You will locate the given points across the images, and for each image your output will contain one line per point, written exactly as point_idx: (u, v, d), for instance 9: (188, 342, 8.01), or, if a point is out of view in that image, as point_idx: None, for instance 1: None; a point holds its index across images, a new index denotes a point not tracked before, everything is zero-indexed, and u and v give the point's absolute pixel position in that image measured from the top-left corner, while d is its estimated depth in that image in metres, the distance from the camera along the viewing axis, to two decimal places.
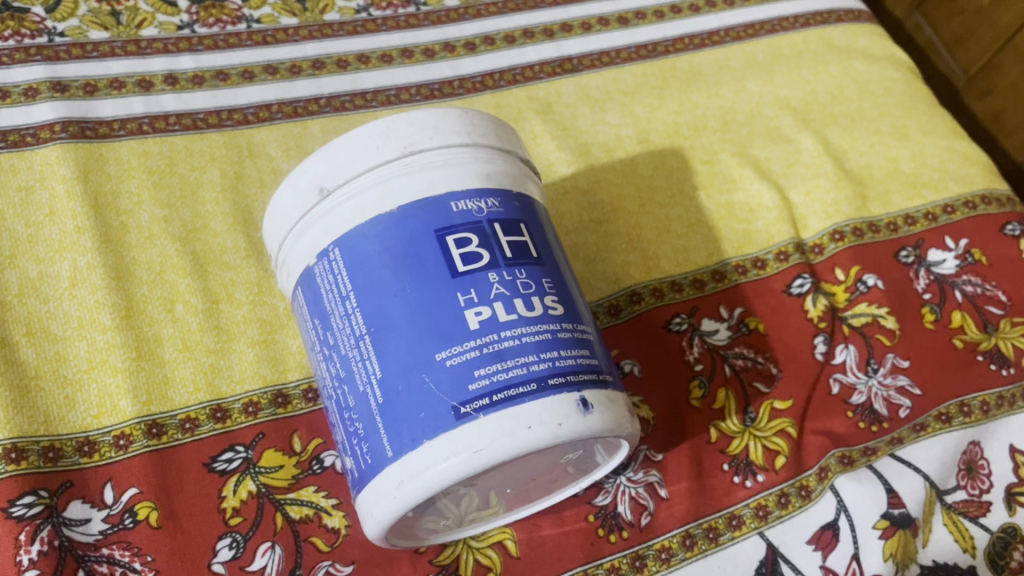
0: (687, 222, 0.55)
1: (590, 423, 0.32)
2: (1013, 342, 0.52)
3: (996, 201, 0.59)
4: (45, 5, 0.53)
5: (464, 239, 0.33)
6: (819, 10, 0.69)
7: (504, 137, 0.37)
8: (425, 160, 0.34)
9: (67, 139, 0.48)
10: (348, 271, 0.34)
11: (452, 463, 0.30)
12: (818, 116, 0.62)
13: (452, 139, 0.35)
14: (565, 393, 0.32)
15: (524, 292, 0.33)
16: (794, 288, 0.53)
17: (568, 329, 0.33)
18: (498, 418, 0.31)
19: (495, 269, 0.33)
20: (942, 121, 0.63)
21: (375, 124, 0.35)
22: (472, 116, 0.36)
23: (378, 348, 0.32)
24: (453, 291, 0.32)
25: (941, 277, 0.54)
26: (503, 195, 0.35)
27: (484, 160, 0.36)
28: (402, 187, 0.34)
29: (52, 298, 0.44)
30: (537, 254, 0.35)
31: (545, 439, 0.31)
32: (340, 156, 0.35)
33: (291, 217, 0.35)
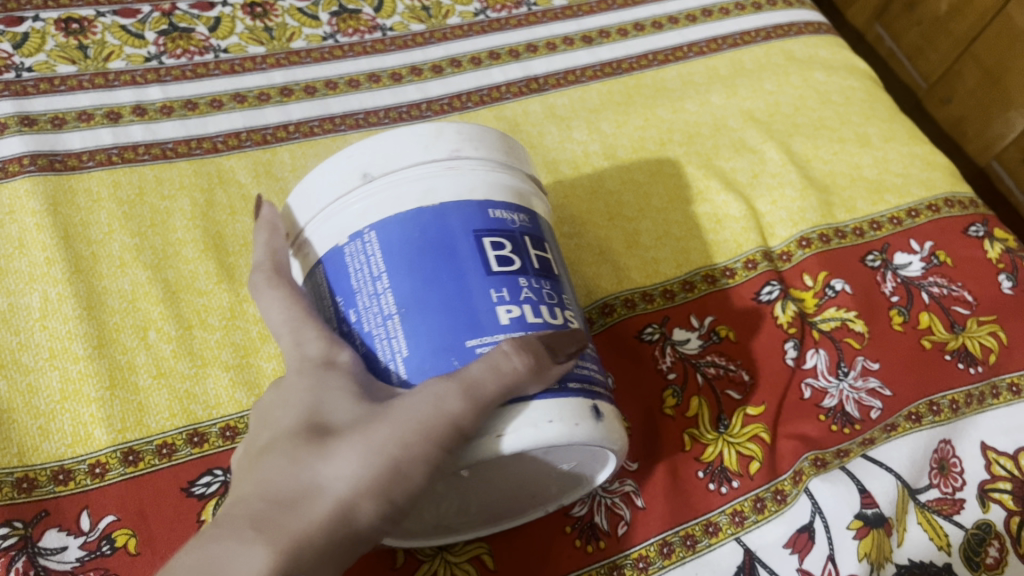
0: (656, 235, 0.56)
1: (600, 431, 0.33)
2: (980, 340, 0.53)
3: (959, 203, 0.60)
4: (13, 42, 0.54)
5: (500, 243, 0.34)
6: (779, 24, 0.70)
7: (529, 165, 0.39)
8: (469, 166, 0.35)
9: (36, 172, 0.49)
10: (381, 256, 0.33)
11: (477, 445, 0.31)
12: (782, 127, 0.63)
13: (492, 155, 0.36)
14: (581, 398, 0.33)
15: (548, 300, 0.34)
16: (762, 296, 0.54)
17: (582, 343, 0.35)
18: (520, 410, 0.31)
19: (525, 275, 0.34)
20: (902, 128, 0.65)
21: (426, 126, 0.36)
22: (511, 142, 0.38)
23: (409, 327, 0.32)
24: (489, 286, 0.33)
25: (907, 279, 0.55)
26: (529, 215, 0.36)
27: (516, 179, 0.37)
28: (445, 188, 0.34)
29: (23, 329, 0.44)
30: (556, 271, 0.36)
31: (563, 435, 0.32)
32: (387, 148, 0.35)
33: (326, 195, 0.35)
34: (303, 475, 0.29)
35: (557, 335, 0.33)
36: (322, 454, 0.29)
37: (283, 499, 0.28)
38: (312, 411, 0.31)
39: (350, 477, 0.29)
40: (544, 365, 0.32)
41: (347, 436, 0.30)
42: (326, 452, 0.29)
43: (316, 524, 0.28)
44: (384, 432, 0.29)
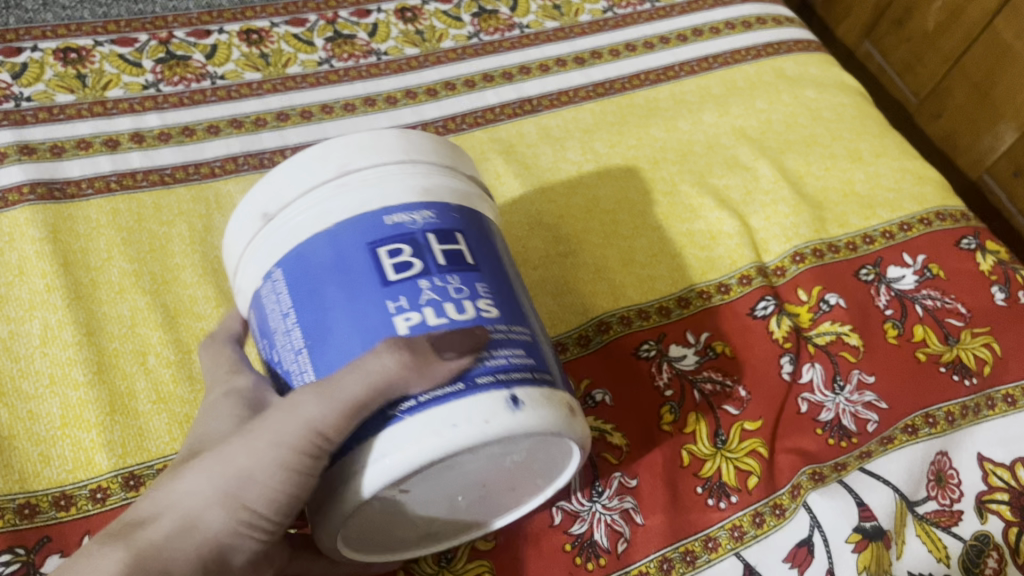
0: (651, 252, 0.57)
1: (520, 420, 0.31)
2: (974, 352, 0.53)
3: (951, 216, 0.61)
4: (12, 72, 0.54)
5: (397, 249, 0.33)
6: (769, 42, 0.71)
7: (444, 152, 0.37)
8: (360, 177, 0.34)
9: (36, 200, 0.49)
10: (286, 287, 0.33)
11: (383, 464, 0.30)
12: (774, 143, 0.64)
13: (388, 157, 0.35)
14: (494, 392, 0.31)
15: (456, 296, 0.32)
16: (758, 311, 0.54)
17: (503, 330, 0.33)
18: (421, 419, 0.30)
19: (427, 276, 0.32)
20: (893, 143, 0.66)
21: (312, 148, 0.35)
22: (410, 135, 0.36)
23: (317, 360, 0.32)
24: (384, 300, 0.32)
25: (902, 292, 0.56)
26: (440, 208, 0.35)
27: (423, 173, 0.35)
28: (336, 203, 0.33)
29: (23, 356, 0.44)
30: (474, 260, 0.34)
31: (472, 437, 0.30)
32: (282, 181, 0.35)
33: (244, 242, 0.35)
34: (161, 496, 0.32)
35: (449, 334, 0.31)
36: (179, 476, 0.33)
37: (141, 518, 0.32)
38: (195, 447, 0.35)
39: (200, 493, 0.32)
40: (426, 362, 0.30)
41: (203, 456, 0.33)
42: (181, 474, 0.33)
43: (160, 536, 0.31)
44: (230, 447, 0.32)
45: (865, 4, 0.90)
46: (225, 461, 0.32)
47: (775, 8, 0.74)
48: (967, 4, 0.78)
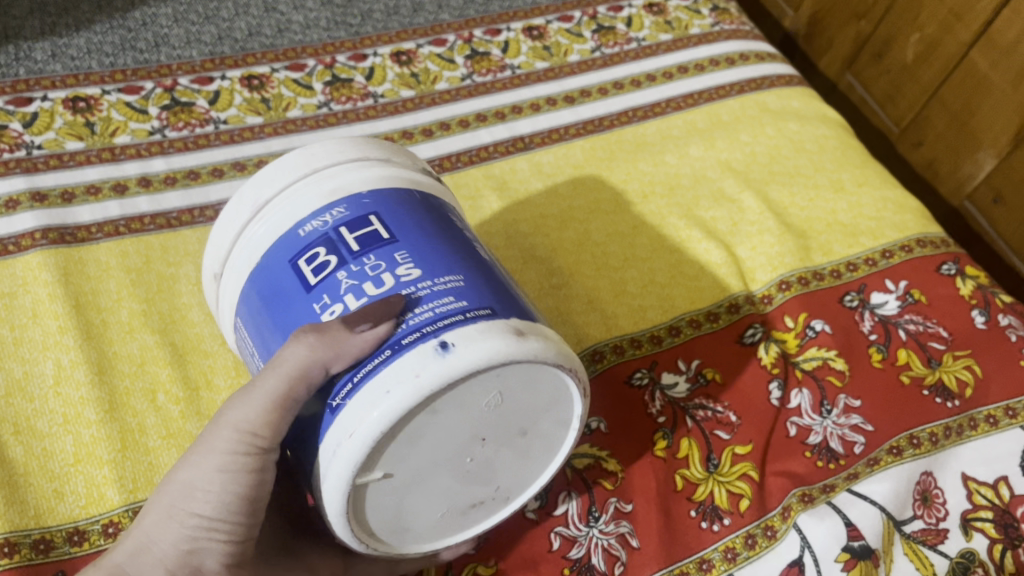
0: (642, 283, 0.58)
1: (450, 363, 0.32)
2: (956, 374, 0.55)
3: (930, 243, 0.63)
4: (23, 121, 0.56)
5: (313, 254, 0.35)
6: (753, 77, 0.73)
7: (348, 150, 0.40)
8: (272, 206, 0.38)
9: (48, 245, 0.51)
10: (246, 327, 0.38)
11: (340, 450, 0.32)
12: (758, 176, 0.66)
13: (291, 177, 0.38)
14: (422, 345, 0.32)
15: (373, 274, 0.34)
16: (747, 339, 0.56)
17: (424, 287, 0.34)
18: (360, 398, 0.32)
19: (344, 266, 0.35)
20: (874, 173, 0.68)
21: (231, 204, 0.40)
22: (311, 150, 0.40)
23: None
24: (311, 305, 0.35)
25: (885, 318, 0.58)
26: (351, 199, 0.37)
27: (328, 174, 0.38)
28: (259, 237, 0.37)
29: (37, 396, 0.46)
30: (390, 233, 0.36)
31: (409, 397, 0.31)
32: (217, 242, 0.40)
33: (216, 304, 0.41)
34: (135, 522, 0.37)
35: (361, 309, 0.33)
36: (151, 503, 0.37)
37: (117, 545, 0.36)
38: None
39: (154, 510, 0.35)
40: (337, 338, 0.32)
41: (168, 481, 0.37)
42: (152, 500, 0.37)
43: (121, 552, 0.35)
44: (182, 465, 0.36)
45: (846, 37, 0.92)
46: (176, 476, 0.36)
47: (757, 44, 0.77)
48: (943, 36, 0.80)
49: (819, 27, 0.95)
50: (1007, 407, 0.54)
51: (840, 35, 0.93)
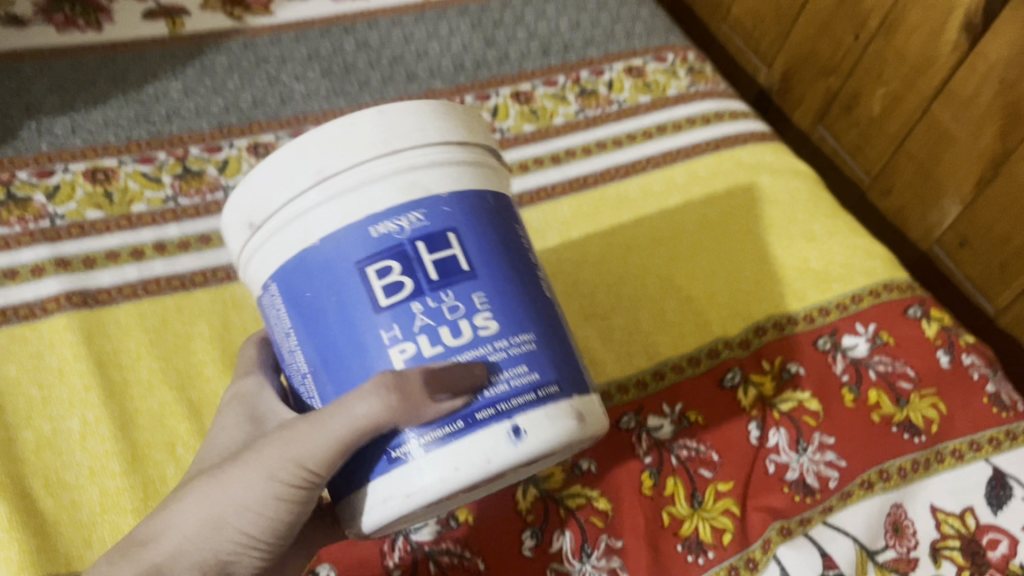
0: (627, 331, 0.63)
1: (521, 451, 0.32)
2: (923, 412, 0.59)
3: (898, 287, 0.67)
4: (46, 192, 0.60)
5: (386, 267, 0.33)
6: (728, 134, 0.78)
7: (431, 129, 0.35)
8: (341, 183, 0.33)
9: (72, 308, 0.55)
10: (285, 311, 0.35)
11: (390, 504, 0.33)
12: (735, 227, 0.70)
13: (365, 154, 0.33)
14: (495, 426, 0.32)
15: (451, 317, 0.33)
16: (726, 382, 0.60)
17: (503, 348, 0.33)
18: (425, 463, 0.32)
19: (419, 297, 0.33)
20: (844, 223, 0.72)
21: (286, 150, 0.34)
22: (390, 116, 0.34)
23: (321, 386, 0.35)
24: (378, 328, 0.33)
25: (856, 359, 0.62)
26: (431, 204, 0.34)
27: (409, 163, 0.34)
28: (318, 216, 0.33)
29: (65, 451, 0.49)
30: (470, 266, 0.33)
31: (473, 476, 0.32)
32: (253, 190, 0.35)
33: (234, 252, 0.36)
34: (167, 512, 0.38)
35: (441, 372, 0.32)
36: (183, 496, 0.38)
37: (148, 536, 0.38)
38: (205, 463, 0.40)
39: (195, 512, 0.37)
40: (417, 404, 0.31)
41: (205, 477, 0.38)
42: (185, 493, 0.38)
43: (163, 555, 0.37)
44: (229, 475, 0.37)
45: (817, 92, 0.97)
46: (223, 489, 0.37)
47: (732, 103, 0.81)
48: (906, 92, 0.85)
49: (792, 82, 1.01)
50: (971, 441, 0.58)
51: (812, 90, 0.98)
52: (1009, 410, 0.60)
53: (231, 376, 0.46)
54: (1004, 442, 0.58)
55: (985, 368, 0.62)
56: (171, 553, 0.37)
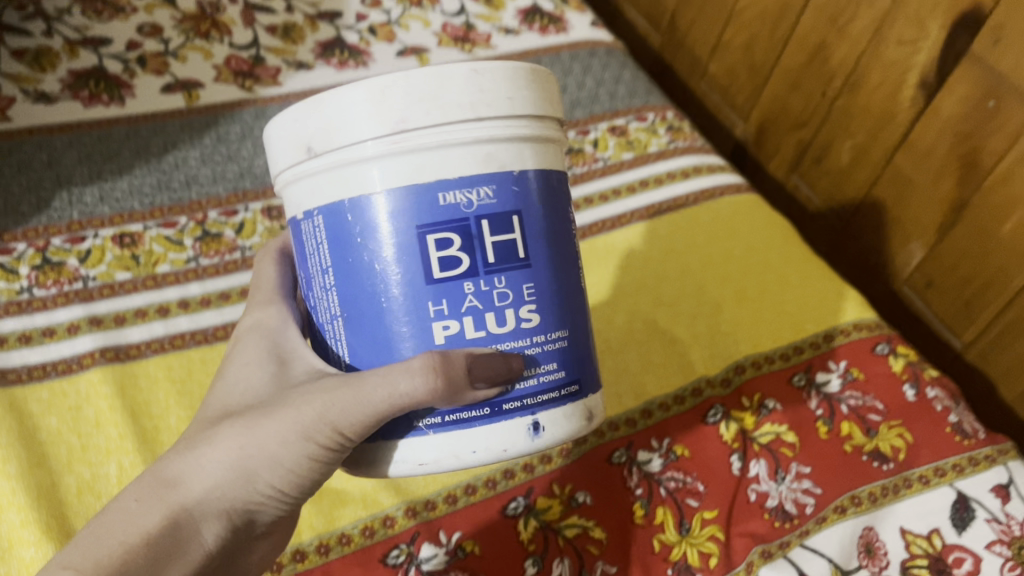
0: (617, 371, 0.68)
1: (533, 445, 0.38)
2: (890, 442, 0.64)
3: (867, 326, 0.72)
4: (79, 256, 0.65)
5: (446, 239, 0.36)
6: (706, 186, 0.84)
7: (517, 99, 0.36)
8: (418, 139, 0.35)
9: (105, 362, 0.60)
10: (330, 244, 0.37)
11: (405, 466, 0.38)
12: (715, 273, 0.76)
13: (453, 116, 0.35)
14: (519, 419, 0.37)
15: (499, 305, 0.37)
16: (709, 418, 0.65)
17: (537, 343, 0.38)
18: (447, 440, 0.37)
19: (473, 278, 0.36)
20: (816, 266, 0.78)
21: (373, 88, 0.35)
22: (482, 80, 0.36)
23: (354, 334, 0.38)
24: (427, 298, 0.36)
25: (828, 395, 0.67)
26: (500, 180, 0.36)
27: (490, 133, 0.36)
28: (387, 170, 0.35)
29: (104, 493, 0.54)
30: (524, 255, 0.37)
31: (486, 460, 0.37)
32: (321, 116, 0.36)
33: (285, 159, 0.38)
34: (196, 455, 0.40)
35: (485, 365, 0.35)
36: (213, 441, 0.40)
37: (173, 475, 0.40)
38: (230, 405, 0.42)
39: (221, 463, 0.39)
40: (459, 391, 0.35)
41: (236, 424, 0.40)
42: (215, 438, 0.40)
43: (191, 499, 0.39)
44: (263, 429, 0.39)
45: (789, 143, 1.04)
46: (257, 441, 0.39)
47: (709, 157, 0.88)
48: (871, 143, 0.91)
49: (766, 134, 1.07)
50: (936, 468, 0.62)
51: (784, 142, 1.05)
52: (971, 437, 0.64)
53: (252, 305, 0.49)
54: (967, 467, 0.63)
55: (948, 400, 0.67)
56: (202, 496, 0.39)
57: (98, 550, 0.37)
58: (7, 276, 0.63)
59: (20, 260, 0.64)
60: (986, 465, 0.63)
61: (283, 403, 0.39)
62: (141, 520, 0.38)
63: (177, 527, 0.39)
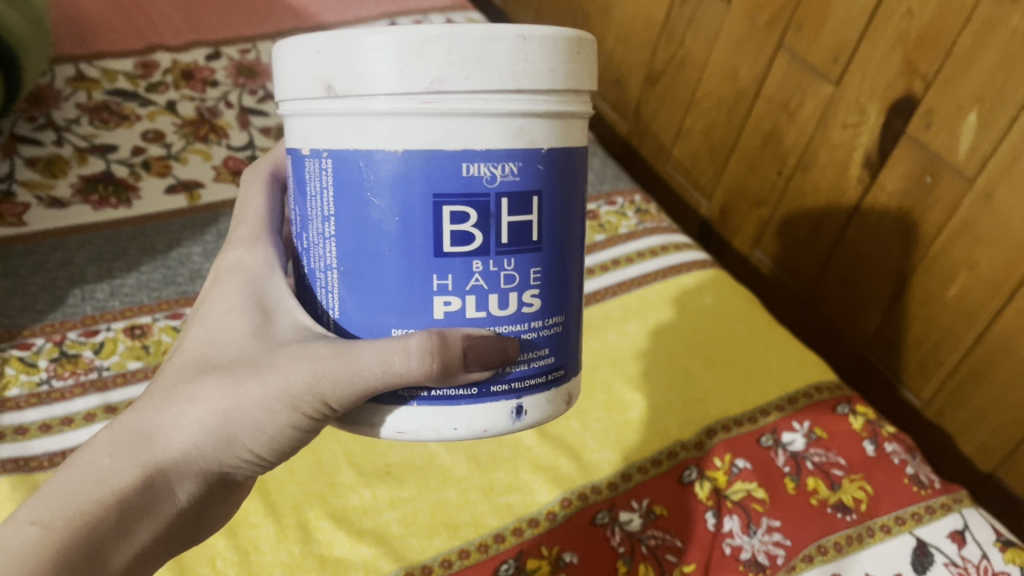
0: (598, 438, 0.73)
1: (511, 427, 0.42)
2: (853, 494, 0.68)
3: (828, 388, 0.78)
4: (93, 348, 0.70)
5: (464, 214, 0.37)
6: (673, 263, 0.90)
7: (558, 72, 0.37)
8: (449, 101, 0.35)
9: None
10: (335, 189, 0.39)
11: (386, 431, 0.42)
12: (684, 344, 0.82)
13: (492, 85, 0.36)
14: (502, 403, 0.41)
15: (504, 287, 0.40)
16: (685, 479, 0.70)
17: (531, 328, 0.41)
18: (433, 415, 0.40)
19: (483, 257, 0.38)
20: (778, 334, 0.84)
21: (414, 36, 0.35)
22: (529, 48, 0.36)
23: (349, 290, 0.40)
24: (432, 271, 0.38)
25: (795, 453, 0.72)
26: (526, 157, 0.38)
27: (526, 108, 0.37)
28: (412, 129, 0.36)
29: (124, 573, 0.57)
30: (537, 239, 0.40)
31: (465, 435, 0.41)
32: (348, 58, 0.36)
33: (301, 87, 0.38)
34: (173, 411, 0.43)
35: (483, 352, 0.38)
36: (191, 401, 0.42)
37: (148, 432, 0.43)
38: (209, 356, 0.44)
39: (196, 426, 0.42)
40: (452, 373, 0.38)
41: (216, 384, 0.42)
42: (194, 396, 0.42)
43: (164, 457, 0.42)
44: (243, 395, 0.42)
45: (750, 220, 1.11)
46: (238, 405, 0.42)
47: (675, 237, 0.94)
48: (824, 216, 0.98)
49: (729, 213, 1.14)
50: (896, 517, 0.67)
51: (746, 220, 1.12)
52: (928, 487, 0.69)
53: (232, 243, 0.52)
54: (925, 515, 0.67)
55: (904, 454, 0.72)
56: (178, 455, 0.42)
57: (67, 506, 0.40)
58: (27, 369, 0.68)
59: (38, 353, 0.69)
60: (942, 513, 0.67)
61: (265, 366, 0.42)
62: (113, 474, 0.41)
63: (150, 483, 0.42)
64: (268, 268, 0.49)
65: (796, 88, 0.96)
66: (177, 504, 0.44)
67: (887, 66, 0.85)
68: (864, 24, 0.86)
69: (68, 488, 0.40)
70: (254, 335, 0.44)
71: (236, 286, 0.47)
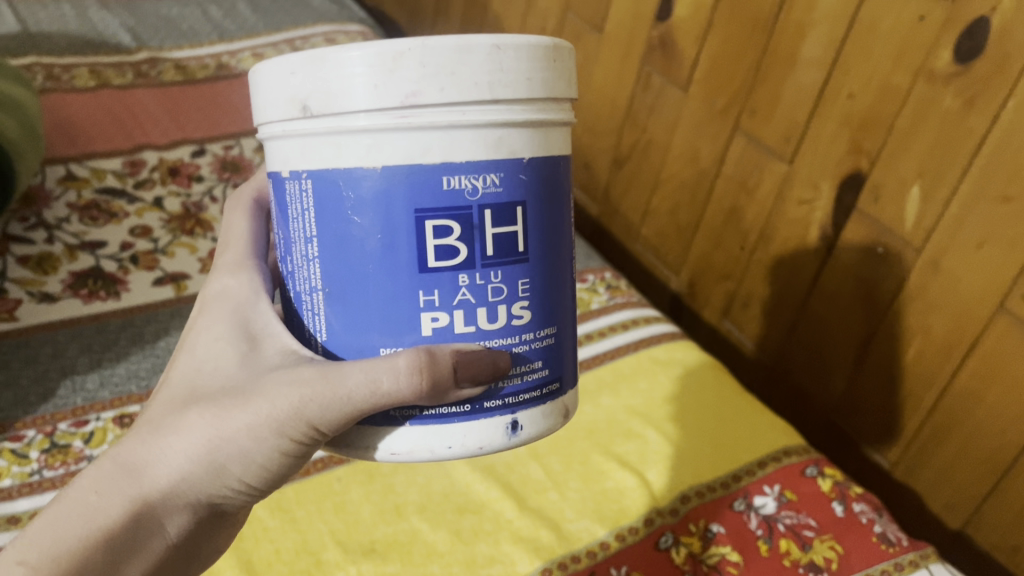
0: (576, 508, 0.75)
1: (505, 442, 0.45)
2: (823, 554, 0.71)
3: (797, 452, 0.81)
4: (83, 438, 0.72)
5: (447, 228, 0.41)
6: (644, 336, 0.94)
7: (533, 80, 0.41)
8: (422, 113, 0.39)
9: None
10: (315, 212, 0.42)
11: (382, 453, 0.45)
12: (657, 413, 0.85)
13: (468, 96, 0.39)
14: (497, 420, 0.44)
15: (492, 300, 0.43)
16: (661, 544, 0.72)
17: (523, 339, 0.45)
18: (428, 435, 0.44)
19: (469, 270, 0.42)
20: (746, 402, 0.87)
21: (388, 52, 0.38)
22: (502, 57, 0.40)
23: (333, 311, 0.44)
24: (417, 287, 0.42)
25: (766, 516, 0.74)
26: (507, 168, 0.41)
27: (504, 118, 0.40)
28: (388, 145, 0.39)
29: None
30: (523, 249, 0.43)
31: (460, 454, 0.44)
32: (322, 80, 0.40)
33: (278, 109, 0.42)
34: (163, 442, 0.45)
35: (472, 367, 0.42)
36: (179, 431, 0.45)
37: (137, 465, 0.45)
38: (197, 388, 0.47)
39: (184, 458, 0.45)
40: (443, 392, 0.41)
41: (202, 415, 0.45)
42: (182, 427, 0.45)
43: (152, 490, 0.45)
44: (230, 424, 0.45)
45: (718, 292, 1.15)
46: (225, 433, 0.45)
47: (645, 311, 0.98)
48: (787, 286, 1.03)
49: (698, 287, 1.19)
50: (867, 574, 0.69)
51: (714, 292, 1.16)
52: (895, 545, 0.72)
53: (218, 274, 0.55)
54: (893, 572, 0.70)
55: (872, 513, 0.75)
56: (166, 485, 0.45)
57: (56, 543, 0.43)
58: (18, 461, 0.70)
59: (30, 445, 0.71)
60: (911, 569, 0.70)
61: (251, 393, 0.44)
62: (102, 508, 0.44)
63: (139, 515, 0.45)
64: (252, 296, 0.52)
65: (752, 168, 1.02)
66: (166, 536, 0.47)
67: (834, 146, 0.90)
68: (812, 106, 0.92)
69: (56, 524, 0.43)
70: (240, 364, 0.47)
71: (222, 318, 0.50)
